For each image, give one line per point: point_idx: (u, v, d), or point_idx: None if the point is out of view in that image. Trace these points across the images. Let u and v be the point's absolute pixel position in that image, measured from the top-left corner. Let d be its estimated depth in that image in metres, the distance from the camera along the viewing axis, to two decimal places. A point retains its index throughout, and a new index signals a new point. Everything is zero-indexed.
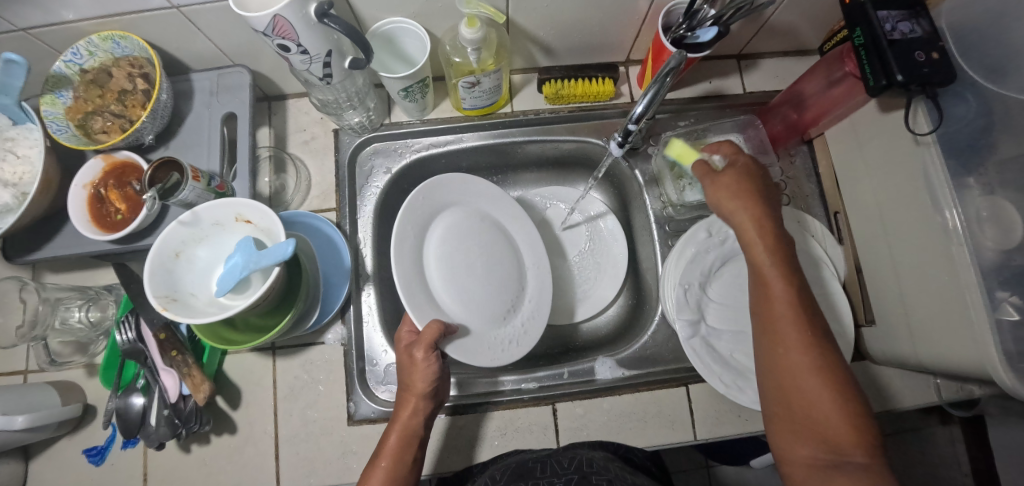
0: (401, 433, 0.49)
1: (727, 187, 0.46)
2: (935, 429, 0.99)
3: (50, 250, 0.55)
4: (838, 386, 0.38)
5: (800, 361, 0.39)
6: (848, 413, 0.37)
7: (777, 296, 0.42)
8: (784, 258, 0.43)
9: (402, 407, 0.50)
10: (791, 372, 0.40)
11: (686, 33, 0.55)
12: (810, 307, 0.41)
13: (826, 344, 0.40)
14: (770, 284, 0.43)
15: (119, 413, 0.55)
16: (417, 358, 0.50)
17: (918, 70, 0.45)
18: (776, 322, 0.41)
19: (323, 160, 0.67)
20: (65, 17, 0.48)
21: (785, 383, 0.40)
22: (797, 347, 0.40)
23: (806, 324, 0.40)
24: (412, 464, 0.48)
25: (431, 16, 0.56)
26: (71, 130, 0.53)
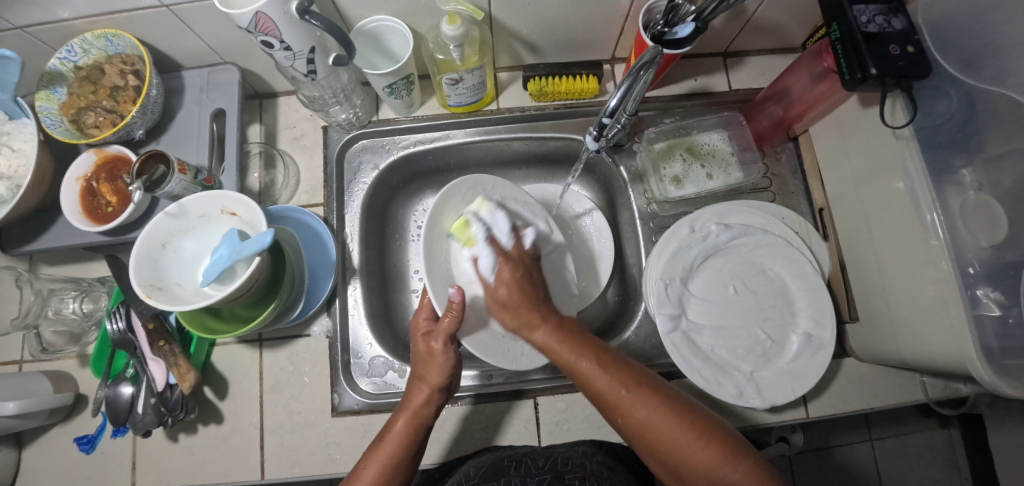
0: (408, 419, 0.48)
1: (506, 306, 0.50)
2: (933, 431, 0.97)
3: (46, 241, 0.57)
4: (682, 418, 0.41)
5: (644, 405, 0.42)
6: (711, 440, 0.40)
7: (574, 364, 0.46)
8: (549, 308, 0.49)
9: (413, 392, 0.49)
10: (648, 425, 0.42)
11: (664, 29, 0.55)
12: (594, 357, 0.45)
13: (655, 388, 0.43)
14: (566, 358, 0.47)
15: (109, 401, 0.56)
16: (437, 349, 0.49)
17: (892, 63, 0.45)
18: (595, 386, 0.44)
19: (312, 156, 0.69)
20: (59, 15, 0.50)
21: (643, 433, 0.42)
22: (633, 392, 0.43)
23: (613, 366, 0.45)
24: (415, 453, 0.47)
25: (415, 14, 0.57)
26: (65, 125, 0.55)
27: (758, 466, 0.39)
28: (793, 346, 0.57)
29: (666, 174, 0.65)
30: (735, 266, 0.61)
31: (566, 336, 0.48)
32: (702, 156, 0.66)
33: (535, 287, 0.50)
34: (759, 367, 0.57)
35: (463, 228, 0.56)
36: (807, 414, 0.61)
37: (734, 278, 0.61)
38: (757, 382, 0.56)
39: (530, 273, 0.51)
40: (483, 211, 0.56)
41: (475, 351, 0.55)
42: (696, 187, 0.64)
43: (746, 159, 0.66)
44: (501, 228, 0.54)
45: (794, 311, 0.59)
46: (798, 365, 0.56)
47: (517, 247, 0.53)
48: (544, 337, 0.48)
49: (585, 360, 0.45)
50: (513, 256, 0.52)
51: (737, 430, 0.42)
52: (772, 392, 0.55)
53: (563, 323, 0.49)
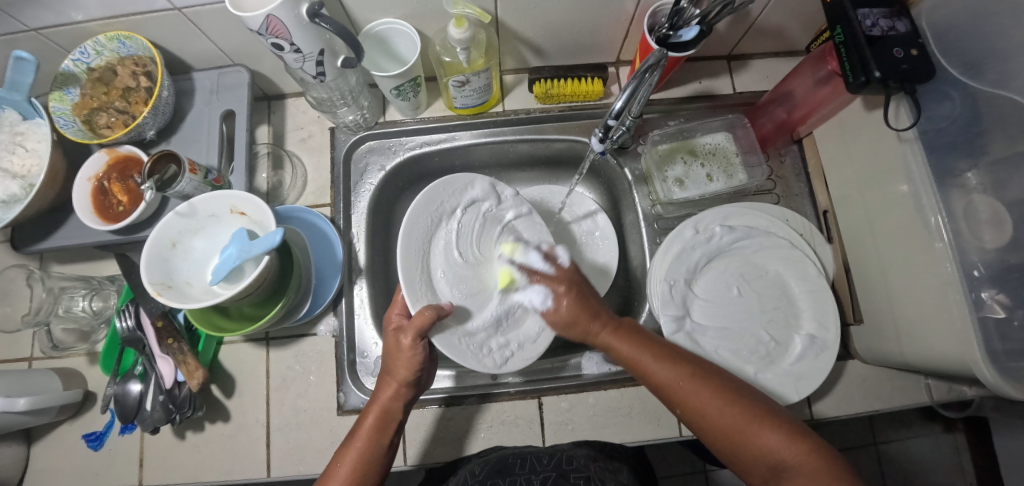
0: (378, 414, 0.48)
1: (568, 322, 0.54)
2: (938, 436, 0.97)
3: (57, 240, 0.58)
4: (744, 402, 0.43)
5: (700, 395, 0.44)
6: (763, 419, 0.41)
7: (642, 363, 0.48)
8: (633, 342, 0.50)
9: (383, 387, 0.50)
10: (709, 412, 0.43)
11: (669, 33, 0.56)
12: (653, 354, 0.48)
13: (711, 379, 0.45)
14: (629, 354, 0.49)
15: (117, 399, 0.56)
16: (404, 345, 0.48)
17: (896, 66, 0.46)
18: (659, 380, 0.47)
19: (320, 157, 0.69)
20: (73, 18, 0.51)
21: (717, 424, 0.43)
22: (693, 383, 0.45)
23: (671, 357, 0.48)
24: (386, 447, 0.48)
25: (422, 17, 0.58)
26: (78, 126, 0.56)
27: (823, 448, 0.39)
28: (797, 348, 0.58)
29: (670, 176, 0.65)
30: (739, 267, 0.62)
31: (629, 332, 0.51)
32: (706, 158, 0.66)
33: (588, 297, 0.55)
34: (763, 368, 0.57)
35: (507, 281, 0.59)
36: (810, 416, 0.61)
37: (738, 280, 0.61)
38: (760, 383, 0.56)
39: (586, 289, 0.55)
40: (523, 256, 0.61)
41: (446, 353, 0.53)
42: (700, 189, 0.65)
43: (750, 162, 0.66)
44: (537, 261, 0.59)
45: (798, 313, 0.59)
46: (802, 367, 0.57)
47: (558, 266, 0.58)
48: (601, 334, 0.52)
49: (691, 384, 0.45)
50: (559, 276, 0.57)
51: (798, 418, 0.43)
52: (776, 394, 0.55)
53: (621, 324, 0.52)
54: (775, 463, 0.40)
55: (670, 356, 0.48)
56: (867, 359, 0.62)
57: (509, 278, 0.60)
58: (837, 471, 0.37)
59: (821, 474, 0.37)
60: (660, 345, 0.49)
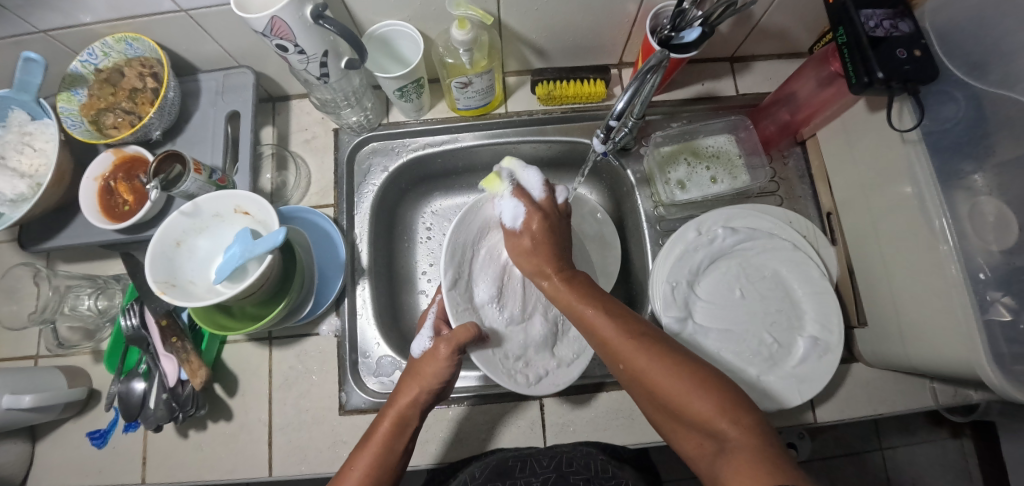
0: (395, 419, 0.48)
1: (528, 252, 0.53)
2: (945, 441, 0.96)
3: (64, 239, 0.58)
4: (684, 368, 0.39)
5: (639, 353, 0.41)
6: (700, 385, 0.37)
7: (585, 314, 0.46)
8: (587, 297, 0.47)
9: (404, 393, 0.50)
10: (643, 372, 0.40)
11: (670, 34, 0.56)
12: (599, 309, 0.46)
13: (656, 339, 0.42)
14: (574, 308, 0.47)
15: (121, 397, 0.57)
16: (441, 354, 0.50)
17: (898, 68, 0.45)
18: (601, 334, 0.44)
19: (323, 158, 0.70)
20: (81, 20, 0.52)
21: (641, 379, 0.40)
22: (634, 339, 0.42)
23: (621, 315, 0.45)
24: (400, 455, 0.47)
25: (425, 19, 0.58)
26: (85, 126, 0.56)
27: (760, 425, 0.34)
28: (799, 350, 0.57)
29: (672, 177, 0.65)
30: (742, 269, 0.61)
31: (578, 288, 0.49)
32: (709, 160, 0.66)
33: (558, 240, 0.53)
34: (767, 370, 0.56)
35: (495, 182, 0.57)
36: (813, 419, 0.61)
37: (740, 282, 0.61)
38: (763, 386, 0.56)
39: (562, 233, 0.54)
40: (517, 171, 0.57)
41: (484, 369, 0.54)
42: (703, 190, 0.65)
43: (754, 163, 0.66)
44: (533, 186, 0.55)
45: (802, 315, 0.59)
46: (805, 369, 0.56)
47: (548, 197, 0.55)
48: (552, 285, 0.50)
49: (618, 343, 0.43)
50: (545, 208, 0.54)
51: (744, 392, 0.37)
52: (778, 396, 0.55)
53: (575, 277, 0.51)
54: (707, 434, 0.36)
55: (607, 309, 0.46)
56: (871, 362, 0.61)
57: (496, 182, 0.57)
58: (766, 451, 0.32)
59: (752, 453, 0.32)
60: (603, 299, 0.47)
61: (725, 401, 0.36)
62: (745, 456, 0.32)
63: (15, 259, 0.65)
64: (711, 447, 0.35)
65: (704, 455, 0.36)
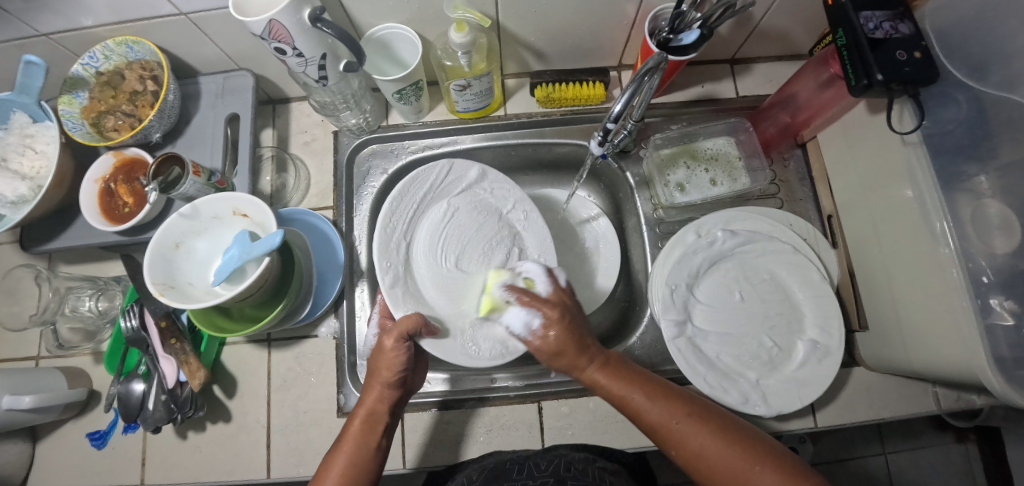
0: (363, 418, 0.49)
1: (556, 350, 0.48)
2: (949, 446, 0.95)
3: (64, 241, 0.59)
4: (740, 443, 0.40)
5: (697, 435, 0.41)
6: (759, 457, 0.39)
7: (630, 399, 0.45)
8: (627, 382, 0.46)
9: (367, 391, 0.50)
10: (703, 454, 0.41)
11: (669, 36, 0.56)
12: (643, 391, 0.45)
13: (705, 415, 0.43)
14: (616, 393, 0.46)
15: (121, 398, 0.57)
16: (387, 347, 0.49)
17: (898, 69, 0.45)
18: (649, 421, 0.44)
19: (323, 160, 0.70)
20: (82, 23, 0.52)
21: (700, 465, 0.41)
22: (687, 421, 0.42)
23: (667, 395, 0.45)
24: (377, 450, 0.47)
25: (424, 22, 0.58)
26: (85, 129, 0.57)
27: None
28: (799, 354, 0.57)
29: (671, 180, 0.65)
30: (742, 272, 0.61)
31: (616, 369, 0.47)
32: (708, 162, 0.66)
33: (578, 325, 0.49)
34: (766, 373, 0.56)
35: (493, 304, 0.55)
36: (814, 424, 0.60)
37: (739, 285, 0.60)
38: (762, 389, 0.55)
39: (574, 310, 0.50)
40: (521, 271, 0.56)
41: (435, 353, 0.54)
42: (702, 193, 0.64)
43: (753, 166, 0.66)
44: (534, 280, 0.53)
45: (801, 318, 0.59)
46: (805, 373, 0.56)
47: (554, 286, 0.52)
48: (589, 374, 0.48)
49: (674, 429, 0.42)
50: (553, 301, 0.51)
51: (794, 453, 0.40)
52: (778, 400, 0.55)
53: (609, 358, 0.48)
54: None
55: (655, 392, 0.45)
56: (872, 366, 0.61)
57: (495, 302, 0.56)
58: None
59: None
60: (644, 379, 0.47)
61: (789, 471, 0.38)
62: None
63: (18, 260, 0.66)
64: None
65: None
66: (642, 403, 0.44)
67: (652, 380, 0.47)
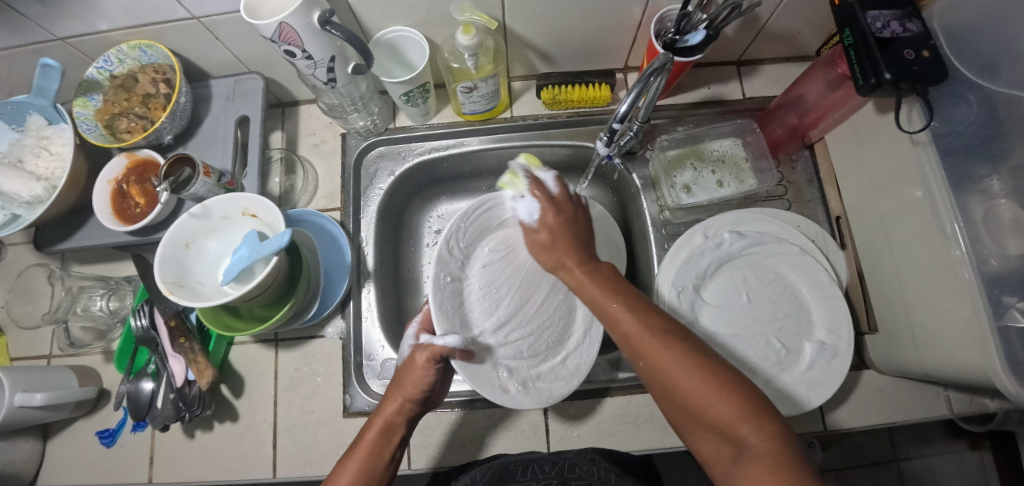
0: (380, 428, 0.48)
1: (546, 247, 0.52)
2: (963, 453, 0.93)
3: (77, 241, 0.60)
4: (711, 366, 0.38)
5: (667, 354, 0.39)
6: (720, 383, 0.36)
7: (608, 310, 0.44)
8: (622, 296, 0.45)
9: (387, 401, 0.49)
10: (668, 372, 0.39)
11: (676, 37, 0.56)
12: (626, 303, 0.44)
13: (685, 338, 0.40)
14: (598, 299, 0.46)
15: (130, 396, 0.57)
16: (420, 362, 0.50)
17: (907, 68, 0.45)
18: (624, 330, 0.42)
19: (331, 162, 0.71)
20: (98, 27, 0.53)
21: (661, 381, 0.39)
22: (660, 341, 0.40)
23: (643, 311, 0.43)
24: (387, 463, 0.46)
25: (432, 25, 0.59)
26: (100, 130, 0.58)
27: (769, 420, 0.34)
28: (807, 355, 0.56)
29: (678, 181, 0.65)
30: (749, 273, 0.60)
31: (601, 282, 0.47)
32: (714, 163, 0.66)
33: (577, 234, 0.52)
34: (774, 376, 0.56)
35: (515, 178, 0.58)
36: (824, 427, 0.60)
37: (747, 287, 0.60)
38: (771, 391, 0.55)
39: (574, 232, 0.52)
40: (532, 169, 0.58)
41: (471, 385, 0.52)
42: (710, 194, 0.64)
43: (761, 167, 0.66)
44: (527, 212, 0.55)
45: (810, 320, 0.58)
46: (814, 375, 0.55)
47: (562, 191, 0.56)
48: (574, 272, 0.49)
49: (652, 349, 0.40)
50: (558, 201, 0.55)
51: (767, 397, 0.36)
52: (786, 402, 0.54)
53: (597, 269, 0.49)
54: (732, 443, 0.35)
55: (639, 308, 0.43)
56: (882, 369, 0.60)
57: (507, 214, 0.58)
58: (790, 458, 0.33)
59: (780, 469, 0.32)
60: (635, 296, 0.45)
61: (750, 406, 0.35)
62: (765, 472, 0.32)
63: (32, 260, 0.67)
64: (727, 452, 0.36)
65: (726, 459, 0.36)
66: (624, 314, 0.43)
67: (638, 293, 0.46)
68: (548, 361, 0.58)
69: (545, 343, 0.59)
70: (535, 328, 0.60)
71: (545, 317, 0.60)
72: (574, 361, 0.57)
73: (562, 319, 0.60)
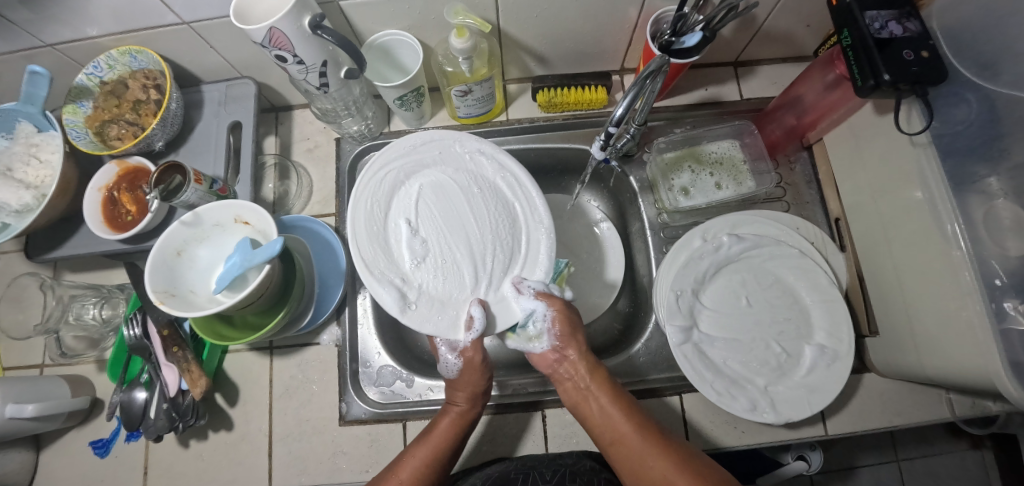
0: (452, 421, 0.52)
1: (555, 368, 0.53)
2: (966, 453, 0.93)
3: (67, 249, 0.59)
4: (690, 468, 0.44)
5: (649, 455, 0.46)
6: (696, 484, 0.43)
7: (597, 404, 0.50)
8: (611, 389, 0.51)
9: (455, 395, 0.53)
10: (665, 480, 0.44)
11: (671, 39, 0.55)
12: (608, 404, 0.49)
13: (661, 438, 0.47)
14: (577, 398, 0.51)
15: (123, 406, 0.57)
16: (475, 359, 0.51)
17: (906, 69, 0.44)
18: (609, 431, 0.48)
19: (325, 167, 0.70)
20: (87, 33, 0.53)
21: (643, 481, 0.45)
22: (647, 452, 0.46)
23: (626, 407, 0.49)
24: (454, 454, 0.51)
25: (425, 28, 0.58)
26: (89, 138, 0.57)
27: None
28: (807, 359, 0.55)
29: (676, 184, 0.65)
30: (747, 277, 0.60)
31: (581, 372, 0.52)
32: (712, 166, 0.65)
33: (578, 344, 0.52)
34: (774, 380, 0.55)
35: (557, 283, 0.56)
36: (825, 431, 0.59)
37: (747, 290, 0.59)
38: (771, 396, 0.54)
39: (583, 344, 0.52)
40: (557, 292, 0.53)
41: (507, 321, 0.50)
42: (709, 197, 0.63)
43: (759, 169, 0.65)
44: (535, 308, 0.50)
45: (810, 323, 0.57)
46: (814, 379, 0.54)
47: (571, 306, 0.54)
48: (574, 362, 0.52)
49: (631, 444, 0.47)
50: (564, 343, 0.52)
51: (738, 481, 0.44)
52: (787, 407, 0.53)
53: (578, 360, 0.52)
54: None
55: (622, 403, 0.49)
56: (883, 373, 0.60)
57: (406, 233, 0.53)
58: None
59: None
60: (622, 393, 0.51)
61: None
62: None
63: (23, 268, 0.66)
64: None
65: None
66: (610, 408, 0.49)
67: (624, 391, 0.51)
68: (523, 217, 0.53)
69: (512, 233, 0.53)
70: (493, 236, 0.52)
71: (501, 210, 0.53)
72: (523, 195, 0.54)
73: (506, 210, 0.53)
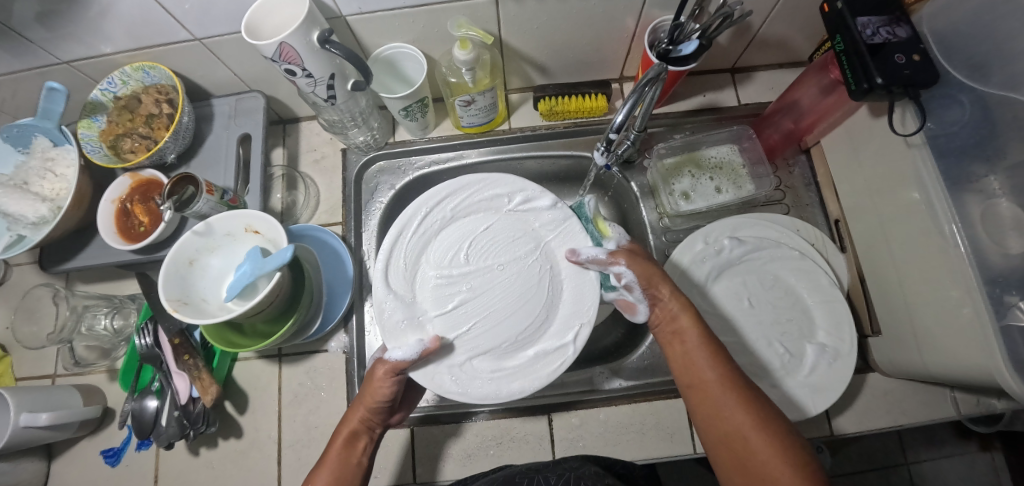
0: (346, 437, 0.48)
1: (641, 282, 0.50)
2: (974, 455, 0.92)
3: (79, 261, 0.60)
4: (769, 427, 0.40)
5: (737, 414, 0.41)
6: (778, 448, 0.39)
7: (691, 357, 0.45)
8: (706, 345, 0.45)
9: (353, 409, 0.49)
10: (738, 430, 0.41)
11: (669, 47, 0.57)
12: (699, 341, 0.46)
13: (749, 392, 0.42)
14: (680, 346, 0.46)
15: (135, 415, 0.57)
16: (376, 376, 0.47)
17: (897, 72, 0.45)
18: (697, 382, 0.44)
19: (332, 177, 0.71)
20: (102, 50, 0.54)
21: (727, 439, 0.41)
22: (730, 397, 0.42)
23: (723, 366, 0.44)
24: (357, 467, 0.47)
25: (429, 41, 0.60)
26: (104, 151, 0.59)
27: (820, 480, 0.37)
28: (809, 359, 0.56)
29: (676, 189, 0.66)
30: (749, 279, 0.61)
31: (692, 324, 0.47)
32: (712, 170, 0.66)
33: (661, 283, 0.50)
34: (778, 380, 0.55)
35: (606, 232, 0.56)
36: (830, 432, 0.59)
37: (749, 291, 0.60)
38: (775, 396, 0.54)
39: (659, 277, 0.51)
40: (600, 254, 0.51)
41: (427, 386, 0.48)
42: (709, 200, 0.65)
43: (758, 173, 0.66)
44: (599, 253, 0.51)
45: (812, 323, 0.58)
46: (818, 379, 0.55)
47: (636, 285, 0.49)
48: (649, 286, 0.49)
49: (710, 393, 0.43)
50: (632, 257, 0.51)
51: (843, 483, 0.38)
52: (792, 407, 0.54)
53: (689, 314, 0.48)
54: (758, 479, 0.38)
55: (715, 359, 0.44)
56: (889, 372, 0.60)
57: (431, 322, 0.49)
58: None
59: None
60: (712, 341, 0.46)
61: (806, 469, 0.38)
62: None
63: (37, 280, 0.67)
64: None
65: None
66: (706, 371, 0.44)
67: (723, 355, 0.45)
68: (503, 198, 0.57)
69: (508, 220, 0.57)
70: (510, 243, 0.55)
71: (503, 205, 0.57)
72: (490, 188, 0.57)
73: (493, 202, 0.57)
